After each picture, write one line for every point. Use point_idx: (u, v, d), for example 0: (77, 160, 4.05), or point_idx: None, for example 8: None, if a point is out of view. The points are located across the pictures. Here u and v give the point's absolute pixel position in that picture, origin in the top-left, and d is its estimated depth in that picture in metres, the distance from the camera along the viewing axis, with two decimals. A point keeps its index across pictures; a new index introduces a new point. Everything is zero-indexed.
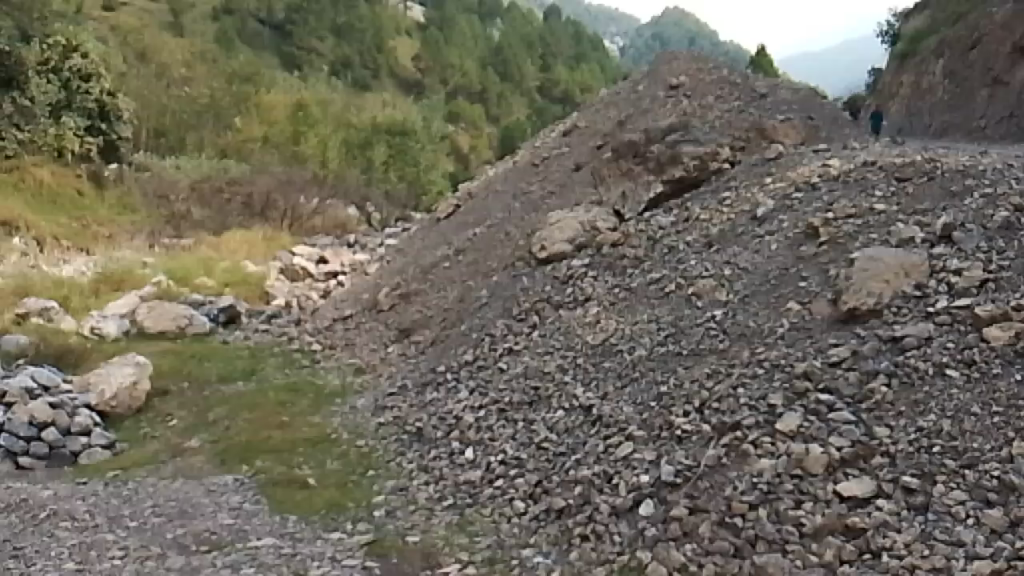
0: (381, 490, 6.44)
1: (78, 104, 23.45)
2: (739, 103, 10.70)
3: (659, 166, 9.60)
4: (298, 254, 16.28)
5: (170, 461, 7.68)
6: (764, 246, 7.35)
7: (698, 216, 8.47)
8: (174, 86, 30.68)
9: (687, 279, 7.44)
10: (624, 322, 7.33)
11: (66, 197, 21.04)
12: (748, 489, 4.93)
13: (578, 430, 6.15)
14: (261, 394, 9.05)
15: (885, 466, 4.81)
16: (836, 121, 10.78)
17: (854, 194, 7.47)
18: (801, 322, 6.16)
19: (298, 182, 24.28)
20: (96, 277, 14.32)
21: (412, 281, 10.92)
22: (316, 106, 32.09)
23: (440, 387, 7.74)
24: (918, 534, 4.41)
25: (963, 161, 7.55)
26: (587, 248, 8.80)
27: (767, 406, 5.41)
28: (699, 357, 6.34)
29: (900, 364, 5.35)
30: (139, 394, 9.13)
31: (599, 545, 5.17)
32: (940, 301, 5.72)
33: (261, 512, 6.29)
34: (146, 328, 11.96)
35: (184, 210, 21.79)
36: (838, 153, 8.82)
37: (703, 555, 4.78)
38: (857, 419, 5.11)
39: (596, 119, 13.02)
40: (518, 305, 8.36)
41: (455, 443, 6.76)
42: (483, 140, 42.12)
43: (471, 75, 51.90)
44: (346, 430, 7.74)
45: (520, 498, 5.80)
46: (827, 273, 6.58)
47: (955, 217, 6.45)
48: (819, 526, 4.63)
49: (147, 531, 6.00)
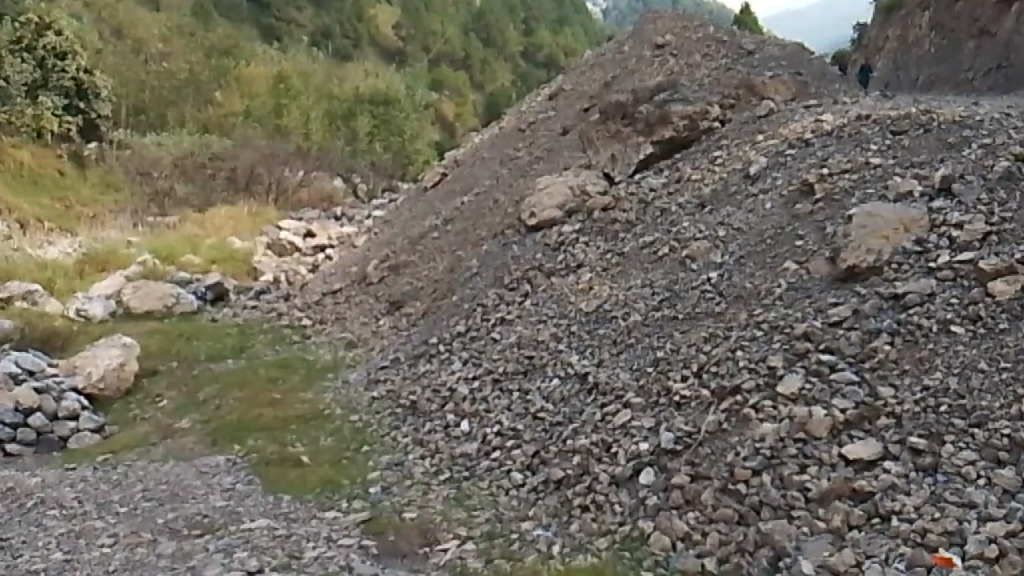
0: (376, 466, 6.31)
1: (55, 83, 22.85)
2: (727, 61, 10.46)
3: (648, 127, 9.43)
4: (284, 228, 16.05)
5: (161, 443, 7.53)
6: (759, 206, 7.18)
7: (690, 177, 8.30)
8: (153, 62, 30.13)
9: (680, 241, 7.29)
10: (618, 287, 7.18)
11: (48, 178, 20.76)
12: (751, 454, 4.84)
13: (574, 399, 6.02)
14: (251, 371, 8.90)
15: (891, 427, 4.70)
16: (825, 76, 10.55)
17: (849, 149, 7.30)
18: (799, 282, 6.02)
19: (282, 155, 23.90)
20: (80, 259, 14.08)
21: (401, 252, 10.73)
22: (298, 77, 31.58)
23: (433, 359, 7.60)
24: (927, 496, 4.30)
25: (958, 111, 7.37)
26: (577, 214, 8.61)
27: (767, 368, 5.30)
28: (696, 320, 6.20)
29: (903, 322, 5.23)
30: (127, 376, 8.96)
31: (599, 515, 5.07)
32: (941, 256, 5.58)
33: (255, 492, 6.16)
34: (132, 308, 11.74)
35: (167, 188, 21.48)
36: (830, 108, 8.62)
37: (706, 523, 4.70)
38: (860, 379, 4.99)
39: (581, 81, 12.78)
40: (509, 274, 8.19)
41: (449, 416, 6.63)
42: (469, 108, 41.64)
43: (453, 42, 51.14)
44: (339, 406, 7.60)
45: (518, 470, 5.69)
46: (824, 231, 6.43)
47: (954, 169, 6.28)
48: (825, 492, 4.52)
49: (138, 516, 5.87)
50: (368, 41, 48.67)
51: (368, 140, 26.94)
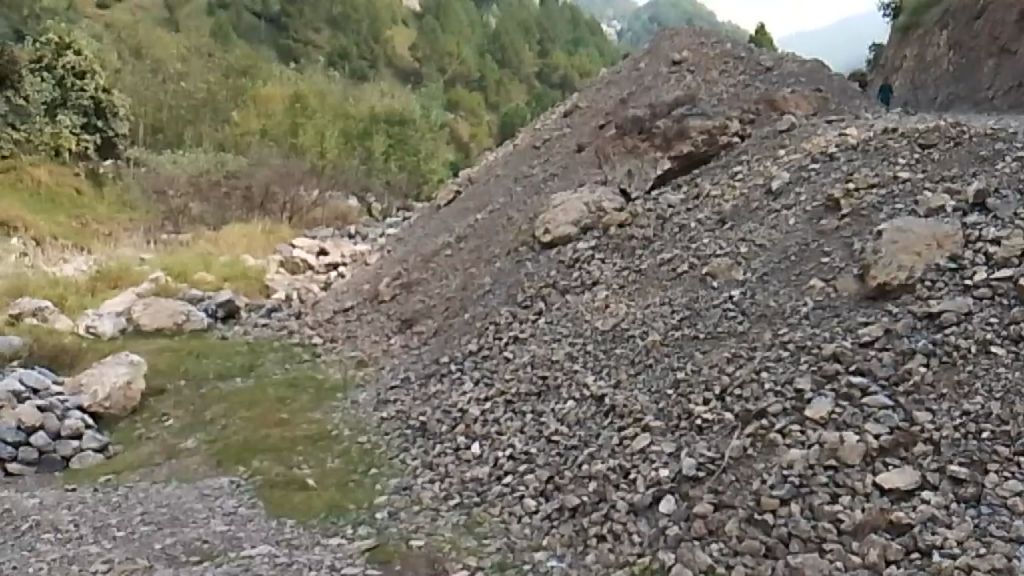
0: (384, 490, 6.07)
1: (73, 102, 22.90)
2: (745, 77, 10.26)
3: (666, 142, 9.17)
4: (298, 246, 15.92)
5: (165, 464, 7.32)
6: (782, 221, 6.93)
7: (710, 192, 8.05)
8: (171, 81, 30.32)
9: (700, 258, 7.04)
10: (636, 305, 6.94)
11: (65, 196, 20.75)
12: (778, 482, 4.57)
13: (590, 421, 5.77)
14: (259, 391, 8.69)
15: (929, 454, 4.42)
16: (846, 92, 10.26)
17: (876, 163, 7.04)
18: (827, 301, 5.76)
19: (298, 173, 23.86)
20: (92, 276, 13.97)
21: (413, 270, 10.54)
22: (314, 96, 31.66)
23: (444, 378, 7.37)
24: (971, 530, 4.01)
25: (989, 125, 7.11)
26: (593, 230, 8.38)
27: (794, 391, 5.04)
28: (717, 340, 5.94)
29: (938, 342, 4.95)
30: (134, 394, 8.76)
31: (617, 546, 4.79)
32: (978, 273, 5.30)
33: (257, 517, 5.92)
34: (142, 325, 11.58)
35: (183, 205, 21.46)
36: (853, 122, 8.38)
37: (730, 556, 4.43)
38: (893, 403, 4.71)
39: (597, 98, 12.60)
40: (523, 292, 7.96)
41: (460, 438, 6.37)
42: (484, 128, 41.63)
43: (469, 63, 51.20)
44: (347, 426, 7.37)
45: (531, 496, 5.41)
46: (851, 247, 6.17)
47: (988, 184, 6.02)
48: (860, 523, 4.24)
49: (135, 541, 5.64)
50: (384, 62, 48.88)
51: (383, 159, 26.87)
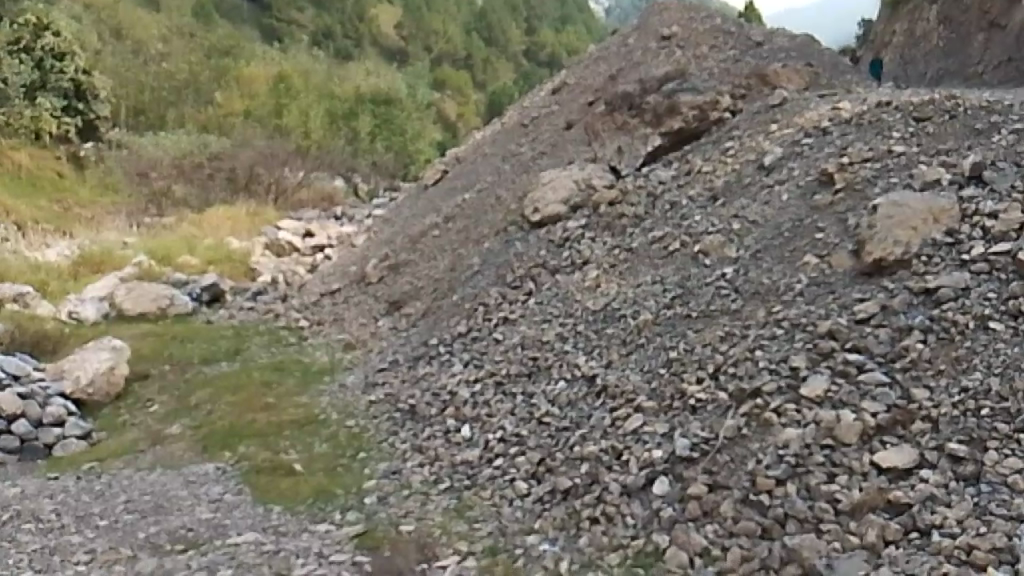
0: (372, 474, 5.96)
1: (53, 84, 22.34)
2: (735, 52, 10.10)
3: (656, 118, 9.09)
4: (284, 228, 15.71)
5: (150, 450, 7.19)
6: (775, 197, 6.83)
7: (701, 168, 7.93)
8: (152, 63, 29.83)
9: (692, 236, 6.93)
10: (627, 284, 6.83)
11: (46, 180, 20.37)
12: (774, 462, 4.49)
13: (582, 402, 5.67)
14: (245, 375, 8.55)
15: (927, 432, 4.35)
16: (837, 66, 10.12)
17: (870, 136, 6.92)
18: (821, 277, 5.67)
19: (283, 154, 23.56)
20: (74, 260, 13.73)
21: (401, 251, 10.39)
22: (299, 76, 31.25)
23: (433, 360, 7.25)
24: (971, 509, 3.94)
25: (984, 97, 7.01)
26: (582, 208, 8.26)
27: (789, 369, 4.95)
28: (710, 318, 5.85)
29: (936, 318, 4.88)
30: (118, 379, 8.60)
31: (610, 528, 4.70)
32: (975, 247, 5.22)
33: (243, 503, 5.81)
34: (126, 310, 11.39)
35: (166, 188, 21.16)
36: (846, 96, 8.26)
37: (725, 537, 4.35)
38: (890, 380, 4.64)
39: (586, 75, 12.42)
40: (512, 272, 7.84)
41: (449, 421, 6.27)
42: (471, 107, 41.26)
43: (454, 42, 50.68)
44: (335, 410, 7.25)
45: (522, 479, 5.32)
46: (846, 223, 6.08)
47: (984, 156, 5.92)
48: (857, 503, 4.17)
49: (118, 530, 5.52)
50: (369, 41, 48.27)
51: (369, 139, 26.57)
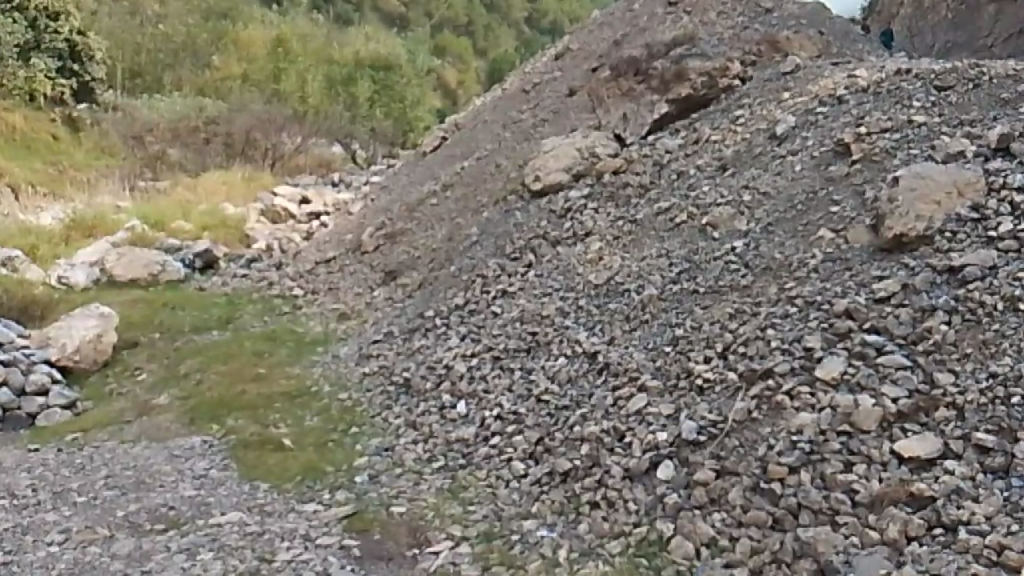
0: (364, 451, 5.71)
1: (47, 45, 21.55)
2: (744, 19, 9.68)
3: (664, 84, 8.74)
4: (279, 194, 15.36)
5: (135, 421, 6.93)
6: (788, 167, 6.53)
7: (709, 137, 7.60)
8: (148, 23, 29.20)
9: (700, 208, 6.64)
10: (631, 258, 6.54)
11: (40, 141, 19.92)
12: (787, 449, 4.24)
13: (583, 379, 5.41)
14: (237, 345, 8.27)
15: (951, 420, 4.10)
16: (849, 35, 9.70)
17: (888, 106, 6.58)
18: (837, 253, 5.38)
19: (280, 119, 23.12)
20: (65, 224, 13.39)
21: (397, 219, 10.06)
22: (297, 39, 30.66)
23: (429, 333, 6.98)
24: (1001, 505, 3.70)
25: (1008, 65, 6.67)
26: (586, 177, 7.95)
27: (803, 349, 4.68)
28: (718, 294, 5.57)
29: (961, 299, 4.61)
30: (104, 348, 8.30)
31: (612, 514, 4.47)
32: (1003, 223, 4.93)
33: (229, 480, 5.57)
34: (116, 276, 11.09)
35: (160, 152, 20.73)
36: (861, 65, 7.90)
37: (734, 527, 4.12)
38: (912, 363, 4.38)
39: (589, 40, 12.01)
40: (512, 243, 7.54)
41: (444, 397, 6.01)
42: (473, 74, 40.66)
43: (456, 8, 49.78)
44: (328, 382, 7.00)
45: (519, 459, 5.08)
46: (863, 196, 5.78)
47: (1012, 126, 5.59)
48: (877, 495, 3.93)
49: (97, 508, 5.30)
50: (370, 5, 46.80)
51: (368, 105, 26.10)
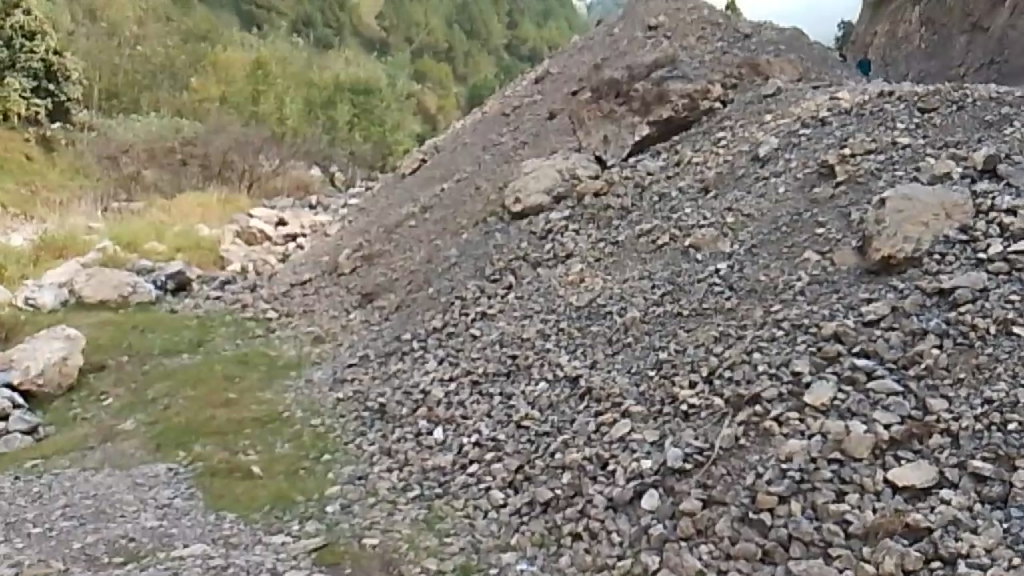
0: (336, 479, 5.48)
1: (22, 64, 21.23)
2: (723, 44, 9.64)
3: (645, 106, 8.68)
4: (255, 215, 15.11)
5: (99, 448, 6.64)
6: (771, 189, 6.44)
7: (692, 159, 7.52)
8: (127, 44, 28.98)
9: (682, 229, 6.53)
10: (613, 280, 6.40)
11: (13, 162, 19.57)
12: (776, 478, 4.08)
13: (565, 405, 5.23)
14: (207, 368, 8.00)
15: (946, 447, 3.96)
16: (827, 61, 9.69)
17: (872, 128, 6.53)
18: (824, 275, 5.27)
19: (258, 140, 22.90)
20: (34, 244, 13.06)
21: (375, 241, 9.87)
22: (277, 62, 30.55)
23: (406, 357, 6.78)
24: (1000, 536, 3.55)
25: (990, 88, 6.64)
26: (566, 199, 7.83)
27: (791, 374, 4.54)
28: (703, 317, 5.44)
29: (952, 322, 4.50)
30: (69, 372, 7.99)
31: (595, 546, 4.28)
32: (992, 245, 4.84)
33: (195, 510, 5.31)
34: (85, 298, 10.77)
35: (135, 172, 20.42)
36: (842, 88, 7.86)
37: (722, 559, 3.94)
38: (904, 389, 4.25)
39: (570, 63, 11.96)
40: (491, 264, 7.39)
41: (421, 422, 5.81)
42: (453, 99, 40.72)
43: (437, 33, 50.02)
44: (300, 408, 6.77)
45: (498, 488, 4.88)
46: (849, 217, 5.69)
47: (998, 149, 5.53)
48: (872, 526, 3.77)
49: (52, 540, 5.03)
50: (350, 30, 46.91)
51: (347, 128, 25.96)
